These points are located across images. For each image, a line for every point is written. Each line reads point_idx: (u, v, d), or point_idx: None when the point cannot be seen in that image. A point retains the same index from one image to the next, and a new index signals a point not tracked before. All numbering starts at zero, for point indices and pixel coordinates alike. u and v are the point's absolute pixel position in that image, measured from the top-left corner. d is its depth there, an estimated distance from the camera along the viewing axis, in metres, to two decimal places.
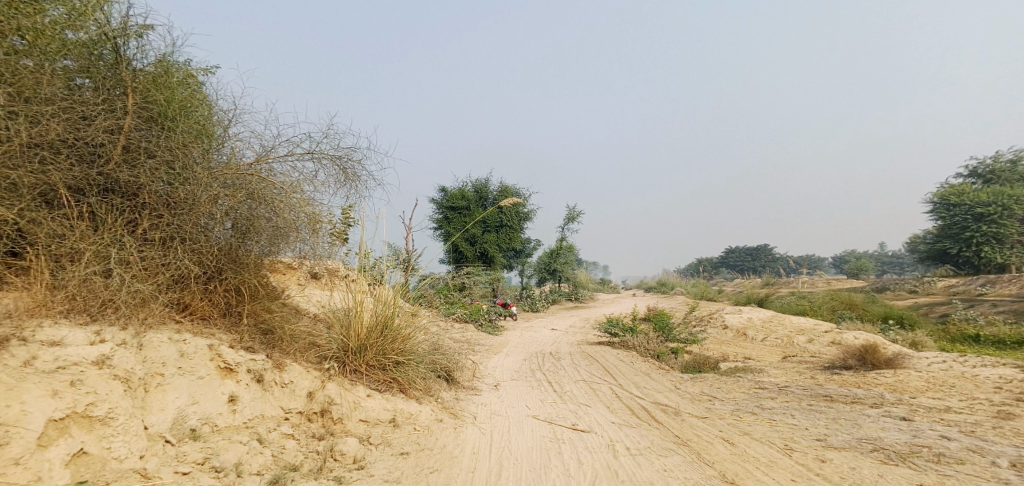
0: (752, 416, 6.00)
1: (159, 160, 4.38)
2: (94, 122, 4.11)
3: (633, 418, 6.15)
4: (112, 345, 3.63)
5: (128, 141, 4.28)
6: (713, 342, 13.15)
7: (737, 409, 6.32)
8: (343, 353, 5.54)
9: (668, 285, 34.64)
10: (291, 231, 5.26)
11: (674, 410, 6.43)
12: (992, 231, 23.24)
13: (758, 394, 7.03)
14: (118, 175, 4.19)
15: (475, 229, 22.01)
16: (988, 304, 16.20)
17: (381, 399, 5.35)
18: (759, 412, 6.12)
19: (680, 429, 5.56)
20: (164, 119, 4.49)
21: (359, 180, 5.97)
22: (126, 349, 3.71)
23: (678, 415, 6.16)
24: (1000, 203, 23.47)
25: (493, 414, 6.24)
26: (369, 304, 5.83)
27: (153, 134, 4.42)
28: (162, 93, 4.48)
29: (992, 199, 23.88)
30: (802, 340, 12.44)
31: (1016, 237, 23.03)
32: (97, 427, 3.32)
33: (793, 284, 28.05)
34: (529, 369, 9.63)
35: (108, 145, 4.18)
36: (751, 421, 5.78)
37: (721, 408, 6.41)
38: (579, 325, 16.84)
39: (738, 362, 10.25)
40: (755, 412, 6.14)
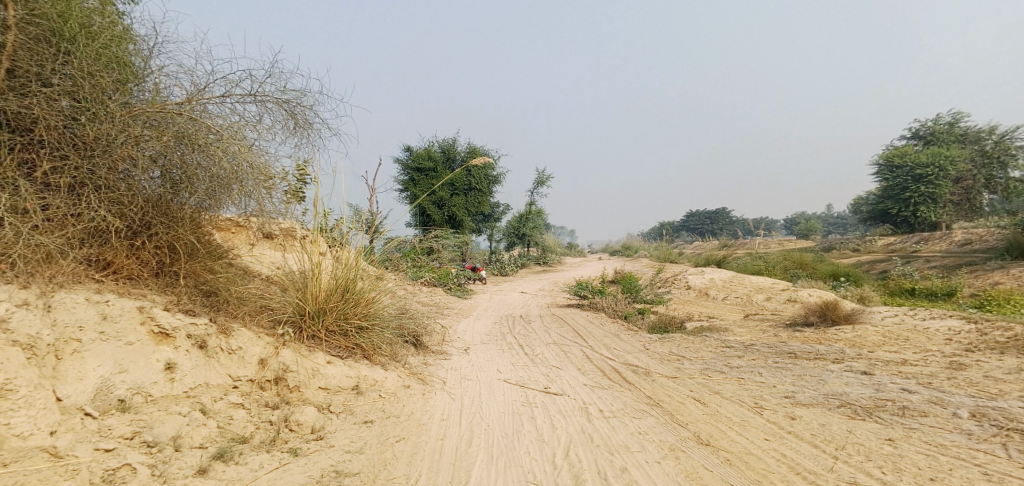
0: (720, 374, 5.89)
1: (59, 90, 3.89)
2: None
3: (603, 379, 6.03)
4: (9, 306, 3.31)
5: (15, 65, 3.75)
6: (679, 302, 13.22)
7: (706, 368, 6.26)
8: (301, 317, 5.19)
9: (634, 248, 34.97)
10: (233, 181, 4.82)
11: (645, 370, 6.35)
12: (928, 192, 24.01)
13: (725, 353, 7.02)
14: (6, 106, 3.67)
15: (442, 192, 21.54)
16: (922, 260, 16.80)
17: (343, 365, 5.03)
18: (727, 370, 6.06)
19: (651, 390, 5.46)
20: (60, 39, 3.93)
21: (311, 127, 5.52)
22: (29, 310, 3.39)
23: (649, 376, 6.08)
24: (937, 164, 23.91)
25: (463, 379, 6.03)
26: (328, 266, 5.45)
27: (48, 56, 3.86)
28: (56, 7, 3.91)
29: (930, 160, 24.19)
30: (761, 298, 12.62)
31: (947, 198, 24.14)
32: None
33: (754, 244, 28.71)
34: (499, 332, 9.45)
35: None
36: (720, 380, 5.65)
37: (690, 367, 6.35)
38: (547, 288, 16.75)
39: (705, 321, 10.30)
40: (724, 370, 6.07)
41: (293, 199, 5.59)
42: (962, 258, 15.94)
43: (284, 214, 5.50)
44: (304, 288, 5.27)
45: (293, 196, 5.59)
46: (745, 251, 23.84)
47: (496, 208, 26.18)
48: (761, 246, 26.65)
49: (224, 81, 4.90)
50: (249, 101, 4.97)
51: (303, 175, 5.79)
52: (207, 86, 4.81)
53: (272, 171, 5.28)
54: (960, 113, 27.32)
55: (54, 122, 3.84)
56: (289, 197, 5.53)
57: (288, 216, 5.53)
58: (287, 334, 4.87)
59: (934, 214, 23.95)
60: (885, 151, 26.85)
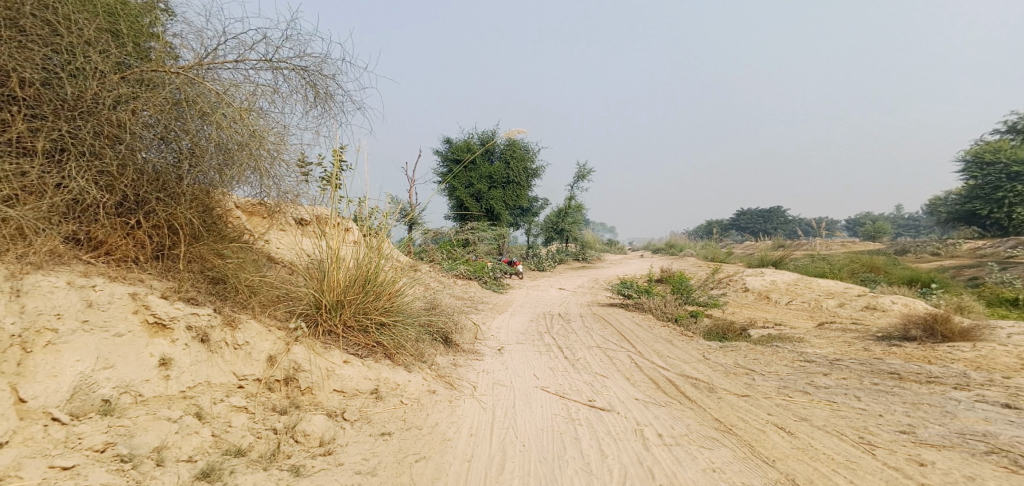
0: (804, 396, 4.96)
1: (39, 42, 3.41)
2: None
3: (660, 394, 5.18)
4: None
5: None
6: (735, 305, 12.11)
7: (783, 386, 5.33)
8: (318, 310, 4.58)
9: (680, 246, 33.57)
10: (243, 156, 4.23)
11: (708, 385, 5.48)
12: None
13: (804, 368, 6.03)
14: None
15: (480, 184, 20.98)
16: None
17: (361, 365, 4.36)
18: (811, 391, 5.11)
19: (720, 411, 4.59)
20: None
21: (333, 99, 4.91)
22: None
23: (714, 392, 5.20)
24: None
25: (496, 385, 5.33)
26: (348, 254, 4.82)
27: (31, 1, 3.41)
28: None
29: None
30: (830, 306, 11.41)
31: None
32: None
33: (812, 245, 26.89)
34: (537, 332, 8.69)
35: None
36: (805, 403, 4.75)
37: (763, 384, 5.42)
38: (587, 286, 15.89)
39: (770, 329, 9.20)
40: (807, 391, 5.12)
41: (314, 180, 4.99)
42: None
43: (305, 198, 4.90)
44: (321, 277, 4.64)
45: (313, 178, 4.99)
46: (802, 253, 22.28)
47: (536, 201, 25.45)
48: (820, 247, 24.95)
49: (237, 43, 4.37)
50: (263, 67, 4.41)
51: (337, 159, 5.28)
52: (217, 48, 4.29)
53: (289, 147, 4.69)
54: None
55: (32, 77, 3.36)
56: (309, 178, 4.93)
57: (309, 200, 4.94)
58: (302, 328, 4.22)
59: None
60: (972, 146, 24.64)
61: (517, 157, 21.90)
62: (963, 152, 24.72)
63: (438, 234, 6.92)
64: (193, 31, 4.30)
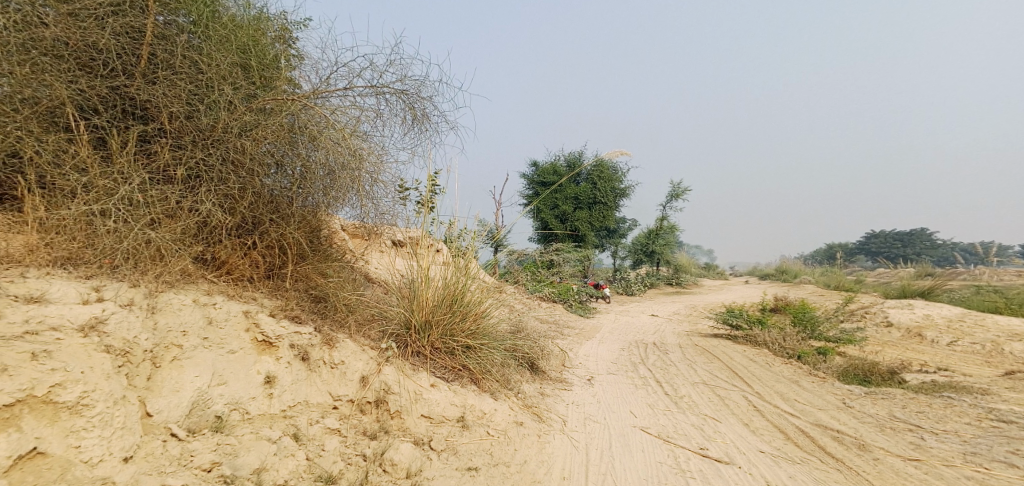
0: (1007, 468, 4.45)
1: (185, 78, 3.62)
2: (105, 24, 3.41)
3: (791, 447, 4.85)
4: (108, 307, 2.83)
5: (152, 51, 3.60)
6: (880, 343, 11.02)
7: (969, 453, 4.80)
8: (406, 330, 4.55)
9: (789, 272, 31.27)
10: (347, 179, 4.29)
11: (857, 441, 5.09)
12: None
13: (1000, 431, 5.36)
14: (136, 92, 3.48)
15: (565, 205, 20.88)
16: None
17: (448, 391, 4.19)
18: (1018, 464, 4.51)
19: (881, 479, 4.23)
20: (198, 30, 3.81)
21: (428, 120, 4.94)
22: (131, 311, 2.91)
23: (868, 450, 4.85)
24: None
25: (587, 420, 5.04)
26: (436, 274, 4.77)
27: (183, 43, 3.67)
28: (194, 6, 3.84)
29: None
30: (1018, 351, 9.93)
31: None
32: (65, 417, 2.40)
33: (945, 274, 24.15)
34: (630, 362, 8.25)
35: (129, 58, 3.54)
36: (1016, 479, 4.23)
37: (939, 448, 4.93)
38: (683, 313, 15.08)
39: (935, 375, 8.20)
40: (1014, 462, 4.56)
41: (407, 201, 5.03)
42: None
43: (399, 219, 4.95)
44: (410, 298, 4.64)
45: (407, 199, 5.03)
46: (946, 280, 19.70)
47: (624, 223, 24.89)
48: (970, 278, 22.18)
49: (347, 71, 4.50)
50: (369, 93, 4.47)
51: (431, 186, 5.47)
52: (330, 77, 4.42)
53: (387, 169, 4.73)
54: None
55: (175, 109, 3.53)
56: (403, 199, 4.97)
57: (402, 221, 4.98)
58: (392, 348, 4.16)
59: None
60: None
61: (604, 178, 21.52)
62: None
63: (523, 257, 6.84)
64: (311, 63, 4.48)
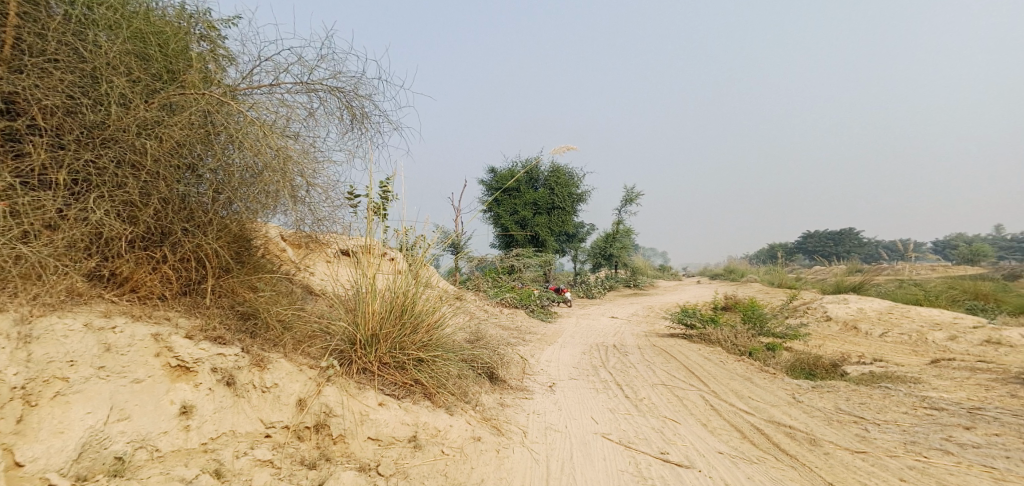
0: (945, 456, 4.46)
1: (64, 68, 3.19)
2: None
3: (748, 446, 4.77)
4: None
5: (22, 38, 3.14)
6: (818, 337, 11.31)
7: (909, 442, 4.81)
8: (352, 346, 4.10)
9: (738, 271, 32.15)
10: (277, 183, 3.83)
11: (805, 436, 5.05)
12: None
13: (935, 419, 5.42)
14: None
15: (525, 210, 20.65)
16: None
17: (398, 409, 3.80)
18: (955, 451, 4.57)
19: (831, 473, 4.18)
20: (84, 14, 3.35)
21: (369, 120, 4.64)
22: None
23: (816, 444, 4.82)
24: None
25: (548, 429, 4.81)
26: (382, 284, 4.36)
27: (61, 29, 3.22)
28: None
29: None
30: (940, 339, 10.42)
31: None
32: None
33: (882, 268, 25.31)
34: (590, 365, 8.08)
35: None
36: (955, 467, 4.25)
37: (881, 438, 4.94)
38: (642, 314, 15.12)
39: (872, 365, 8.43)
40: (951, 450, 4.58)
41: (348, 207, 4.67)
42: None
43: (338, 225, 4.59)
44: (354, 310, 4.22)
45: (349, 204, 4.68)
46: (883, 276, 20.63)
47: (582, 227, 24.94)
48: (904, 272, 23.27)
49: (273, 66, 4.10)
50: (298, 90, 4.11)
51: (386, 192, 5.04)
52: (252, 72, 4.03)
53: (324, 172, 4.38)
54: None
55: (54, 104, 3.10)
56: (344, 204, 4.62)
57: (343, 228, 4.62)
58: (336, 366, 3.72)
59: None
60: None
61: (561, 183, 21.59)
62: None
63: (483, 263, 6.50)
64: (230, 57, 4.10)
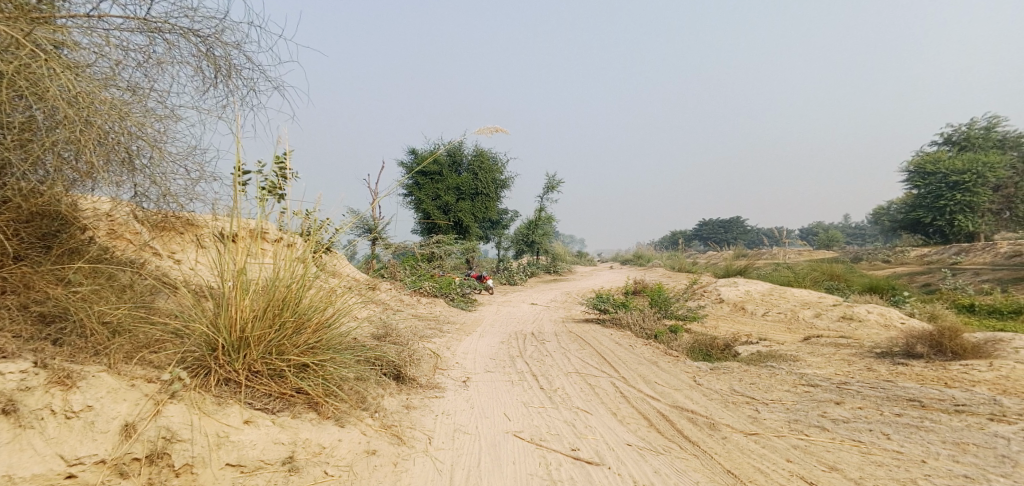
0: (824, 434, 4.42)
1: None
2: None
3: (654, 435, 4.56)
4: None
5: None
6: (713, 317, 11.81)
7: (795, 421, 4.77)
8: (211, 353, 3.27)
9: (647, 257, 33.30)
10: (87, 142, 3.04)
11: (707, 421, 4.93)
12: (964, 200, 22.19)
13: (813, 396, 5.45)
14: None
15: (448, 196, 19.84)
16: (972, 272, 15.21)
17: (270, 425, 3.11)
18: (830, 427, 4.54)
19: (730, 460, 3.95)
20: None
21: (237, 75, 3.87)
22: None
23: (716, 430, 4.68)
24: (974, 172, 22.01)
25: (457, 432, 4.32)
26: (257, 275, 3.49)
27: None
28: None
29: (967, 166, 22.34)
30: (808, 316, 11.16)
31: (986, 206, 22.27)
32: None
33: (772, 254, 27.12)
34: (508, 356, 7.68)
35: None
36: (831, 444, 4.18)
37: (772, 418, 4.88)
38: (560, 300, 15.01)
39: (757, 345, 8.82)
40: (826, 426, 4.56)
41: (211, 181, 3.90)
42: (1015, 272, 14.29)
43: (197, 202, 3.82)
44: (217, 308, 3.35)
45: (213, 177, 3.90)
46: (764, 261, 22.18)
47: (505, 214, 24.58)
48: (782, 256, 25.15)
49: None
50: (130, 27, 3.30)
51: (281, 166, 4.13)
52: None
53: (173, 135, 3.59)
54: (997, 117, 25.89)
55: None
56: (205, 177, 3.84)
57: (204, 206, 3.85)
58: (184, 378, 2.96)
59: (973, 223, 22.03)
60: (918, 157, 24.99)
61: (485, 168, 21.09)
62: (906, 163, 25.21)
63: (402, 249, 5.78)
64: None
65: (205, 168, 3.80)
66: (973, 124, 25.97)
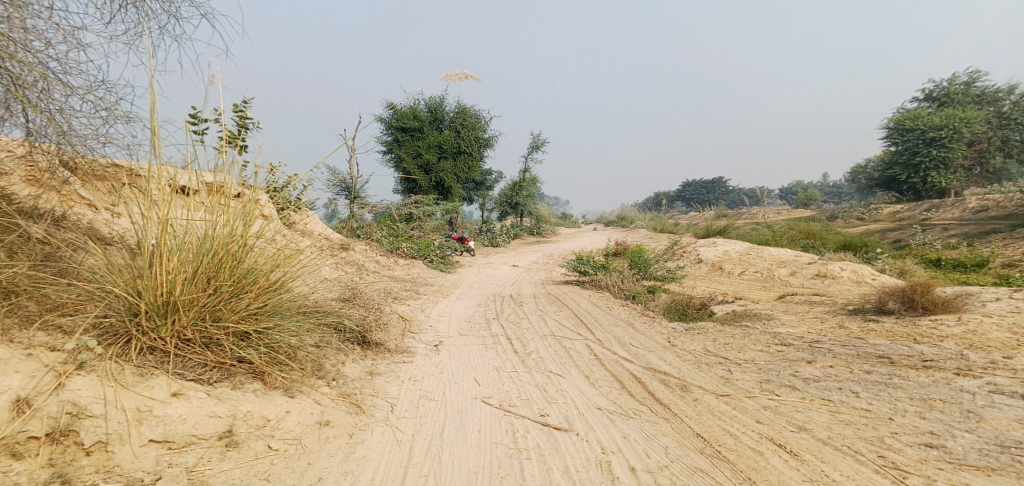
0: (793, 393, 4.36)
1: None
2: None
3: (624, 398, 4.48)
4: None
5: None
6: (692, 277, 11.77)
7: (766, 380, 4.71)
8: (133, 318, 3.11)
9: (629, 218, 33.24)
10: None
11: (679, 382, 4.85)
12: (939, 155, 22.31)
13: (784, 354, 5.41)
14: None
15: (429, 155, 19.36)
16: (943, 228, 15.36)
17: (202, 398, 2.97)
18: (800, 386, 4.47)
19: (699, 423, 3.87)
20: None
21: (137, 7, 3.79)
22: None
23: (687, 392, 4.60)
24: (952, 127, 22.04)
25: (421, 399, 4.17)
26: (183, 238, 3.31)
27: None
28: None
29: (945, 122, 22.36)
30: (784, 274, 11.17)
31: (959, 160, 22.38)
32: None
33: (753, 214, 27.14)
34: (483, 319, 7.54)
35: None
36: (799, 403, 4.13)
37: (743, 379, 4.82)
38: (542, 261, 14.85)
39: (733, 304, 8.79)
40: (796, 385, 4.49)
41: (125, 122, 4.01)
42: (982, 226, 14.46)
43: (108, 143, 3.94)
44: (138, 271, 3.17)
45: (127, 118, 4.01)
46: (744, 220, 22.19)
47: (488, 175, 24.14)
48: (761, 216, 25.21)
49: None
50: None
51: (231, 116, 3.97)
52: None
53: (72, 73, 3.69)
54: (978, 71, 25.82)
55: None
56: (117, 117, 3.94)
57: (117, 147, 3.98)
58: (94, 348, 2.84)
59: (944, 179, 22.31)
60: (896, 115, 24.88)
61: (466, 126, 20.55)
62: (886, 121, 25.10)
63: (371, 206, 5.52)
64: None
65: (114, 109, 3.90)
66: (954, 79, 25.92)
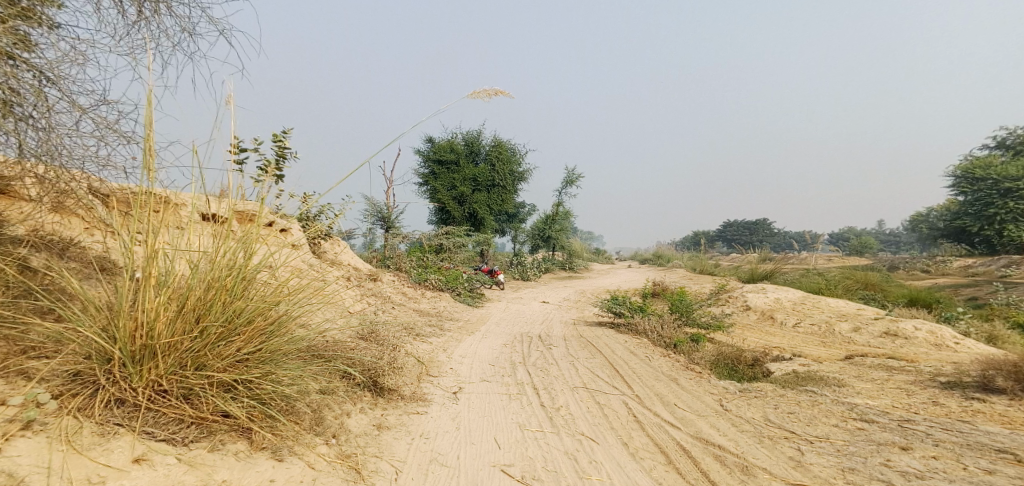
0: None
1: None
2: None
3: (675, 478, 3.74)
4: None
5: None
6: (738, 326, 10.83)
7: (848, 469, 3.90)
8: (106, 364, 2.68)
9: (666, 258, 32.07)
10: None
11: (739, 462, 4.07)
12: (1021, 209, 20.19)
13: (866, 434, 4.56)
14: None
15: (464, 187, 19.08)
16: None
17: (167, 465, 2.46)
18: (898, 482, 3.64)
19: None
20: None
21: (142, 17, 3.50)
22: None
23: (752, 475, 3.82)
24: None
25: (432, 465, 3.53)
26: (170, 270, 2.86)
27: None
28: None
29: None
30: (845, 330, 10.12)
31: None
32: None
33: (800, 260, 25.66)
34: (508, 362, 6.88)
35: None
36: None
37: (819, 463, 4.01)
38: (574, 299, 14.11)
39: (790, 361, 7.87)
40: (892, 481, 3.67)
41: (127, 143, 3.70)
42: None
43: (106, 166, 3.63)
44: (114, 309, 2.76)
45: (129, 140, 3.70)
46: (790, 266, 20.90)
47: (522, 208, 23.70)
48: (809, 262, 23.78)
49: None
50: None
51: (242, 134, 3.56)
52: None
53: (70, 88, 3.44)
54: None
55: None
56: (118, 138, 3.64)
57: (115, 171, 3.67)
58: (46, 403, 2.44)
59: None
60: (965, 163, 23.30)
61: (504, 159, 20.25)
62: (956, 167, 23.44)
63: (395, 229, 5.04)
64: None
65: (114, 128, 3.60)
66: None
